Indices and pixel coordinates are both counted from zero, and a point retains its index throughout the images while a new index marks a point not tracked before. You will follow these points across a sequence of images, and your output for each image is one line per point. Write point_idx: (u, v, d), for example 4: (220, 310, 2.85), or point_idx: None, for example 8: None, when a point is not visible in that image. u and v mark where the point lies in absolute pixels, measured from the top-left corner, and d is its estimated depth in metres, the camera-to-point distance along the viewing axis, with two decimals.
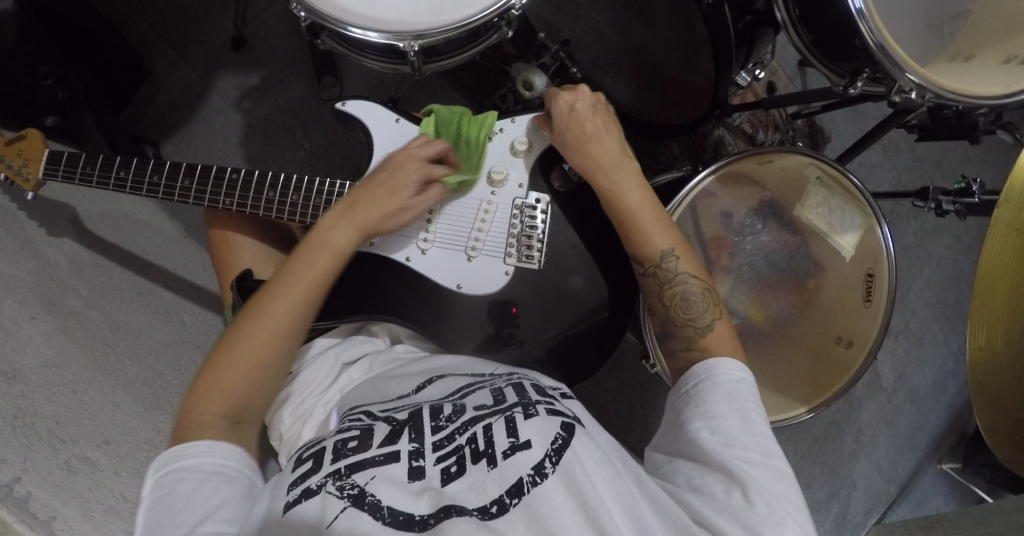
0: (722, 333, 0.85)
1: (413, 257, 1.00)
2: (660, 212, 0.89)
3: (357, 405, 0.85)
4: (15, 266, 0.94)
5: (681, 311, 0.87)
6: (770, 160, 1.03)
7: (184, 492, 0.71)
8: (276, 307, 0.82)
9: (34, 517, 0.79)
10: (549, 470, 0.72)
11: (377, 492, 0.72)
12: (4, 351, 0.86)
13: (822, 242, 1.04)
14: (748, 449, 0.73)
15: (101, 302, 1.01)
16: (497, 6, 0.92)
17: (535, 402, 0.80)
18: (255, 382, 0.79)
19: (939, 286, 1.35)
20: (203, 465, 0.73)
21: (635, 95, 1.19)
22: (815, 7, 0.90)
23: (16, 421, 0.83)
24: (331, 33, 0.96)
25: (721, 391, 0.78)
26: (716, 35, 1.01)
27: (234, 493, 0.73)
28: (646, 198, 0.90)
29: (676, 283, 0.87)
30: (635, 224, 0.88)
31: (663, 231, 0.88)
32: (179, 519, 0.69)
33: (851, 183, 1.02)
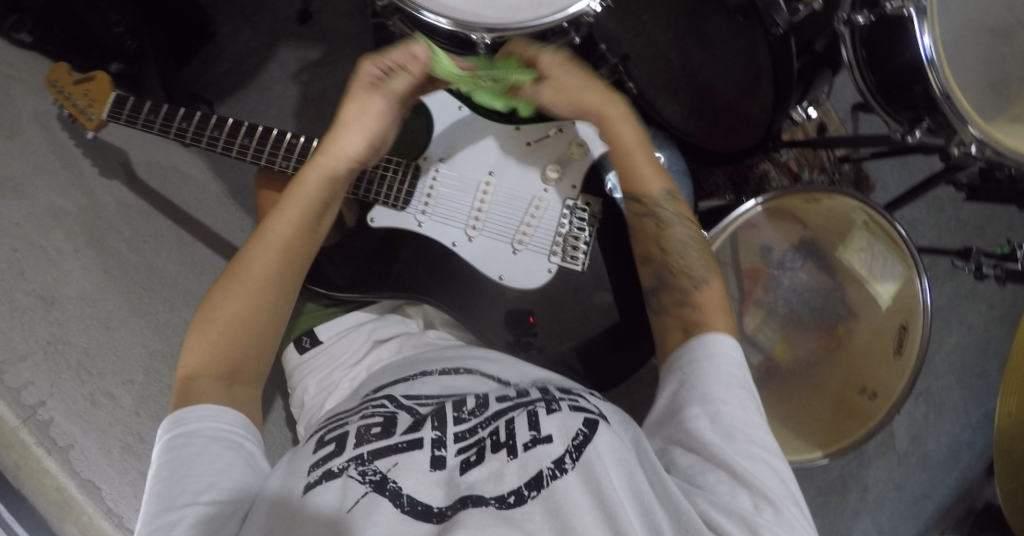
0: (715, 291, 0.85)
1: (458, 243, 1.00)
2: (649, 154, 0.91)
3: (380, 388, 0.86)
4: (65, 198, 0.97)
5: (677, 256, 0.88)
6: (817, 200, 1.03)
7: (187, 456, 0.71)
8: (248, 264, 0.81)
9: (53, 442, 0.80)
10: (569, 466, 0.72)
11: (399, 480, 0.73)
12: (45, 279, 0.89)
13: (859, 287, 1.03)
14: (754, 446, 0.73)
15: (142, 246, 1.02)
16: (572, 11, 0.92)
17: (558, 399, 0.81)
18: (244, 340, 0.80)
19: (966, 353, 1.34)
20: (206, 431, 0.74)
21: (686, 117, 1.23)
22: (882, 53, 0.91)
23: (49, 347, 0.85)
24: (404, 16, 0.97)
25: (718, 378, 0.76)
26: (779, 68, 1.00)
27: (237, 460, 0.74)
28: (638, 136, 0.90)
29: (668, 223, 0.89)
30: (629, 166, 0.90)
31: (656, 174, 0.90)
32: (183, 485, 0.70)
33: (895, 228, 1.01)
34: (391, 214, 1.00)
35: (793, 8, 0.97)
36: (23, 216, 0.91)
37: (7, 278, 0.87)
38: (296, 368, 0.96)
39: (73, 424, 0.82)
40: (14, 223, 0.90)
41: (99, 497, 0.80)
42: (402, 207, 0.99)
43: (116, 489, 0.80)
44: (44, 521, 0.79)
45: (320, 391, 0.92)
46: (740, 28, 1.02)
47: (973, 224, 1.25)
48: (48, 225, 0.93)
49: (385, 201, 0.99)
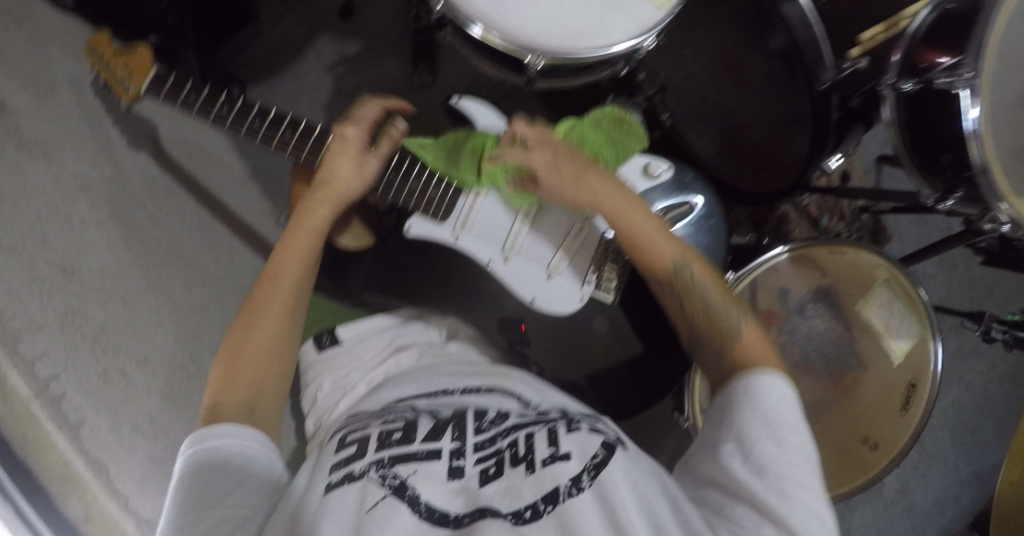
0: (750, 338, 0.80)
1: (493, 262, 1.00)
2: (662, 226, 0.87)
3: (402, 397, 0.88)
4: (93, 166, 0.95)
5: (708, 322, 0.83)
6: (841, 252, 1.05)
7: (208, 470, 0.74)
8: (250, 323, 0.82)
9: (64, 417, 0.78)
10: (586, 485, 0.72)
11: (417, 487, 0.74)
12: (68, 251, 0.87)
13: (874, 340, 1.05)
14: (782, 478, 0.69)
15: (165, 223, 1.01)
16: (637, 40, 0.92)
17: (579, 419, 0.82)
18: (266, 380, 0.81)
19: (966, 412, 1.34)
20: (226, 446, 0.75)
21: (715, 153, 1.24)
22: (936, 120, 0.92)
23: (66, 318, 0.83)
24: (456, 29, 0.97)
25: (759, 411, 0.73)
26: (819, 117, 1.02)
27: (253, 473, 0.76)
28: (648, 216, 0.87)
29: (694, 294, 0.84)
30: (642, 243, 0.86)
31: (671, 242, 0.86)
32: (202, 495, 0.72)
33: (918, 294, 1.02)
34: (427, 224, 0.99)
35: (839, 65, 0.98)
36: (49, 183, 0.89)
37: (30, 245, 0.83)
38: (317, 367, 0.99)
39: (86, 401, 0.80)
40: (39, 188, 0.87)
41: (107, 479, 0.78)
42: (441, 219, 0.99)
43: (122, 472, 0.80)
44: (48, 497, 0.78)
45: (336, 389, 0.96)
46: (778, 73, 1.04)
47: (988, 284, 1.26)
48: (75, 195, 0.91)
49: (423, 211, 0.98)
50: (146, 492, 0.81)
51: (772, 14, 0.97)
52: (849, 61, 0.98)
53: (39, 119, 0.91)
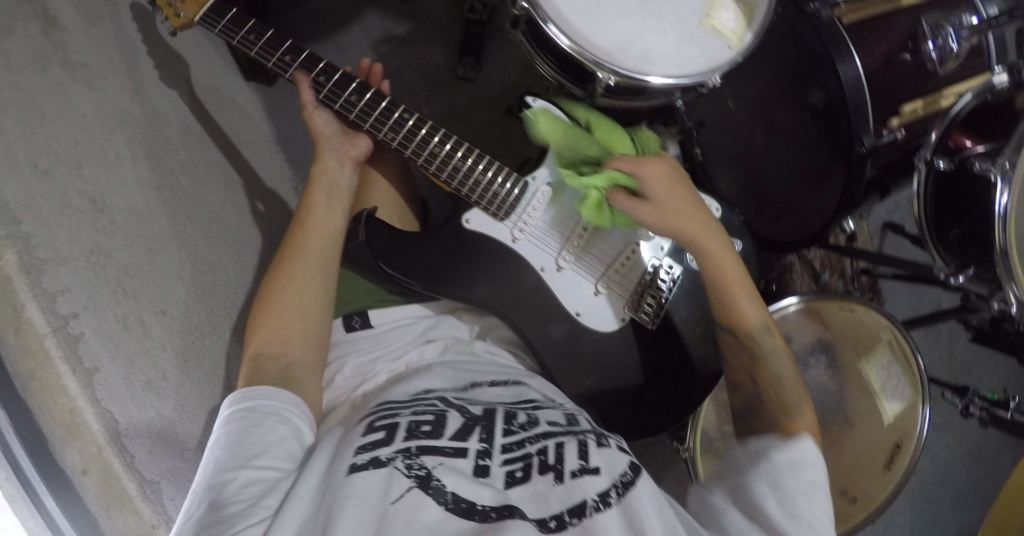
0: (807, 418, 0.83)
1: (546, 269, 0.99)
2: (752, 292, 0.89)
3: (429, 387, 0.88)
4: (132, 100, 0.92)
5: (775, 392, 0.86)
6: (850, 309, 1.11)
7: (245, 427, 0.76)
8: (288, 285, 0.89)
9: (80, 362, 0.73)
10: (613, 501, 0.72)
11: (443, 479, 0.72)
12: (99, 181, 0.82)
13: (868, 399, 1.09)
14: (814, 531, 0.71)
15: (193, 171, 1.00)
16: (675, 81, 0.95)
17: (608, 437, 0.83)
18: (303, 334, 0.88)
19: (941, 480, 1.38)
20: (263, 407, 0.79)
21: (738, 193, 1.31)
22: (970, 194, 0.96)
23: (91, 256, 0.78)
24: (529, 29, 0.99)
25: (794, 464, 0.76)
26: (852, 181, 1.09)
27: (289, 435, 0.78)
28: (741, 275, 0.90)
29: (768, 359, 0.87)
30: (732, 303, 0.89)
31: (757, 311, 0.89)
32: (237, 451, 0.74)
33: (915, 358, 1.07)
34: (487, 220, 1.00)
35: (878, 132, 1.06)
36: (90, 110, 0.85)
37: (63, 171, 0.79)
38: (339, 345, 0.99)
39: (102, 346, 0.76)
40: (78, 113, 0.83)
41: (116, 434, 0.74)
42: (501, 218, 0.99)
43: (131, 425, 0.76)
44: (46, 444, 0.73)
45: (360, 371, 0.95)
46: (808, 126, 1.13)
47: (964, 358, 1.33)
48: (111, 126, 0.87)
49: (484, 207, 0.99)
50: (150, 454, 0.77)
51: (824, 70, 1.05)
52: (888, 130, 1.05)
53: (85, 43, 0.88)
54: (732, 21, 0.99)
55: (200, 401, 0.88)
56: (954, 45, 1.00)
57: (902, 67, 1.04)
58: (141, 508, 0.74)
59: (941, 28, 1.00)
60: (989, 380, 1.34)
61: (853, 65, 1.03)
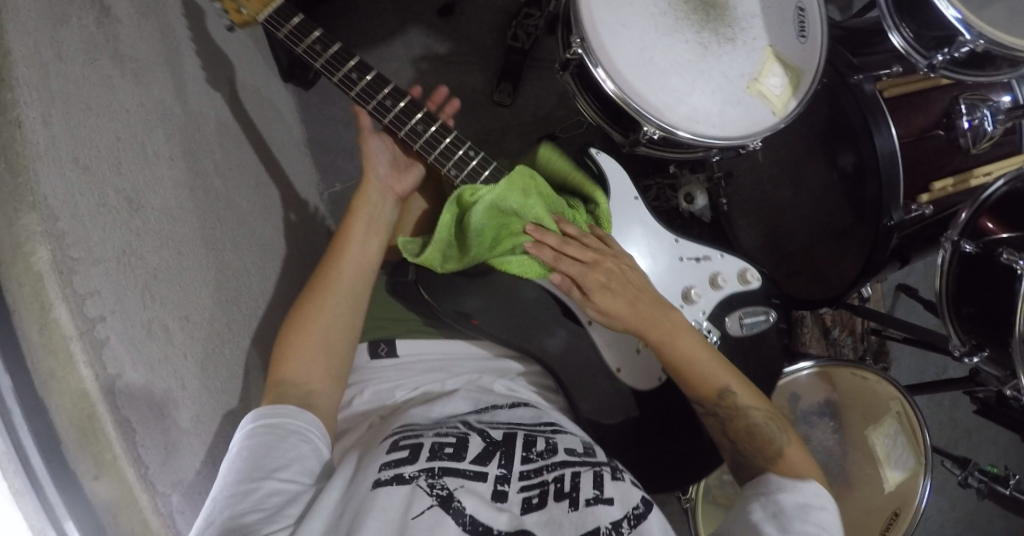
0: (800, 459, 0.83)
1: (592, 321, 1.02)
2: (710, 351, 0.90)
3: (453, 415, 0.89)
4: (176, 97, 0.91)
5: (750, 440, 0.85)
6: (863, 377, 1.12)
7: (270, 442, 0.78)
8: (321, 312, 0.91)
9: (104, 366, 0.72)
10: (624, 531, 0.73)
11: (463, 501, 0.74)
12: (137, 180, 0.82)
13: (872, 466, 1.10)
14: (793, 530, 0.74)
15: (226, 174, 0.99)
16: (711, 141, 0.96)
17: (621, 470, 0.83)
18: (325, 361, 0.90)
19: None
20: (288, 424, 0.80)
21: (759, 248, 1.32)
22: (997, 279, 0.97)
23: (123, 257, 0.77)
24: (575, 69, 1.00)
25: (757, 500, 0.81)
26: (876, 250, 1.09)
27: (309, 454, 0.80)
28: (701, 345, 0.90)
29: (745, 416, 0.86)
30: (682, 363, 0.89)
31: (721, 370, 0.89)
32: (261, 463, 0.76)
33: (922, 431, 1.08)
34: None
35: (907, 208, 1.07)
36: (134, 105, 0.83)
37: (104, 167, 0.77)
38: (362, 370, 1.02)
39: (126, 351, 0.75)
40: (123, 108, 0.81)
41: (132, 443, 0.73)
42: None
43: (147, 435, 0.76)
44: None
45: (375, 398, 0.99)
46: (835, 187, 1.13)
47: (963, 426, 1.35)
48: (153, 123, 0.86)
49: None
50: (163, 465, 0.77)
51: (857, 134, 1.06)
52: (917, 206, 1.07)
53: (137, 35, 0.86)
54: (778, 87, 1.01)
55: (213, 409, 0.87)
56: (989, 128, 1.02)
57: (934, 142, 1.06)
58: (151, 520, 0.73)
59: (977, 108, 1.03)
60: (988, 451, 1.35)
61: (888, 135, 1.04)
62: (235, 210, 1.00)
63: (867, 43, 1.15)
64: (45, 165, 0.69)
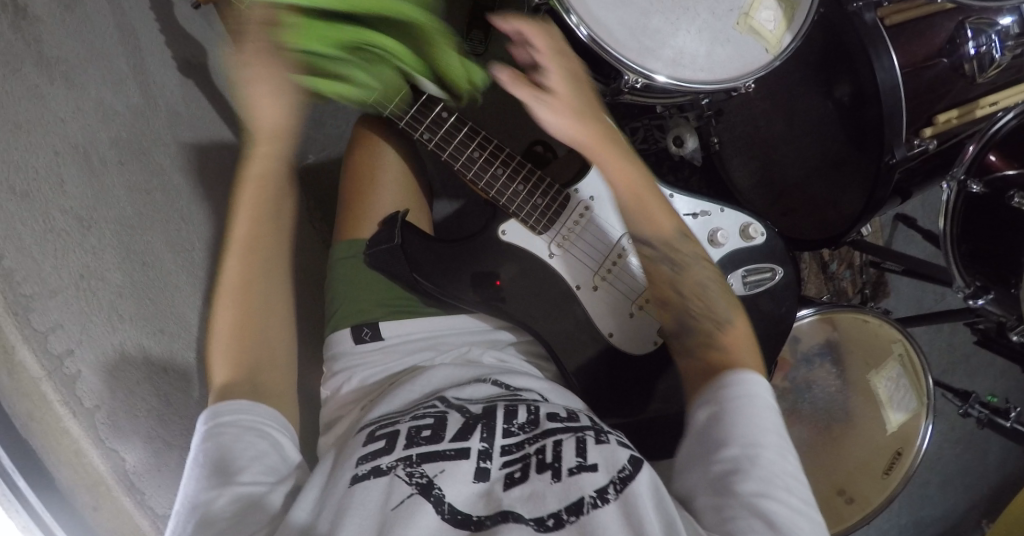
0: (740, 332, 0.81)
1: (582, 287, 1.03)
2: (646, 179, 0.84)
3: (433, 393, 0.89)
4: (117, 93, 0.85)
5: (697, 298, 0.83)
6: (864, 320, 1.09)
7: (223, 443, 0.75)
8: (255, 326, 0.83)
9: (80, 403, 0.70)
10: (611, 497, 0.72)
11: (443, 488, 0.74)
12: (85, 196, 0.77)
13: (873, 408, 1.10)
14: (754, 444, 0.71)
15: (187, 166, 0.94)
16: (696, 86, 0.89)
17: (608, 431, 0.81)
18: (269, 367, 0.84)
19: (936, 467, 1.41)
20: (239, 421, 0.77)
21: (754, 185, 1.24)
22: (1007, 221, 0.95)
23: (82, 283, 0.74)
24: (552, 18, 0.92)
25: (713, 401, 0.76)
26: (879, 187, 1.04)
27: (269, 448, 0.77)
28: (639, 171, 0.84)
29: (689, 271, 0.84)
30: (640, 203, 0.83)
31: (658, 210, 0.84)
32: (218, 471, 0.73)
33: (925, 373, 1.09)
34: (524, 233, 1.03)
35: (910, 142, 1.02)
36: (71, 113, 0.78)
37: (45, 190, 0.73)
38: (350, 351, 1.00)
39: (100, 380, 0.73)
40: (58, 118, 0.76)
41: (122, 472, 0.72)
42: (540, 232, 1.03)
43: (137, 461, 0.74)
44: None
45: (364, 384, 0.97)
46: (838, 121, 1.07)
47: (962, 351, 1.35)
48: (96, 127, 0.80)
49: (523, 218, 1.03)
50: (158, 487, 0.76)
51: (858, 64, 1.00)
52: (919, 140, 1.01)
53: (62, 34, 0.80)
54: (771, 21, 0.92)
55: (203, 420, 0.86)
56: (998, 54, 0.95)
57: (937, 70, 0.99)
58: None
59: (982, 31, 0.96)
60: (990, 373, 1.35)
61: (889, 66, 0.97)
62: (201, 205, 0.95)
63: None
64: None
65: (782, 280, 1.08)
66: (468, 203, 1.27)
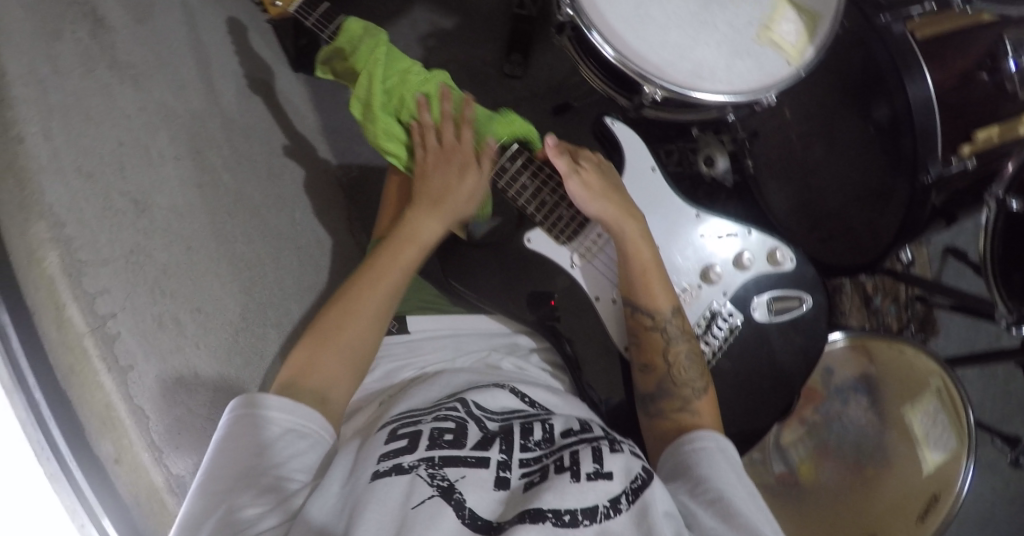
0: (707, 405, 0.88)
1: (602, 299, 1.02)
2: (665, 275, 0.94)
3: (454, 394, 0.89)
4: (179, 98, 0.97)
5: (682, 371, 0.90)
6: (897, 350, 1.07)
7: (265, 438, 0.77)
8: (347, 326, 0.89)
9: (115, 360, 0.76)
10: (624, 507, 0.72)
11: (464, 493, 0.73)
12: (141, 182, 0.86)
13: (909, 447, 1.03)
14: (739, 485, 0.76)
15: (235, 166, 1.05)
16: (721, 99, 0.90)
17: (620, 441, 0.81)
18: (348, 366, 0.87)
19: (996, 519, 1.32)
20: (280, 420, 0.79)
21: (790, 210, 1.25)
22: None
23: (131, 257, 0.82)
24: (574, 35, 0.95)
25: (699, 452, 0.80)
26: (912, 212, 1.03)
27: (308, 447, 0.79)
28: (657, 261, 0.94)
29: (673, 345, 0.91)
30: (645, 281, 0.92)
31: (667, 293, 0.93)
32: (260, 463, 0.76)
33: (965, 410, 1.00)
34: (548, 242, 1.03)
35: (947, 160, 0.99)
36: (135, 110, 0.88)
37: (108, 173, 0.82)
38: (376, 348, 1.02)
39: (135, 344, 0.79)
40: (124, 114, 0.86)
41: (146, 430, 0.78)
42: (563, 242, 1.03)
43: (160, 424, 0.80)
44: (84, 436, 0.77)
45: (388, 377, 0.98)
46: (871, 141, 1.06)
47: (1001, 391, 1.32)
48: (156, 125, 0.91)
49: (547, 227, 1.03)
50: (179, 451, 0.82)
51: (891, 87, 0.99)
52: (958, 159, 0.98)
53: (133, 44, 0.92)
54: (792, 34, 0.94)
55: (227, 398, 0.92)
56: None
57: (979, 87, 0.95)
58: (167, 499, 0.78)
59: None
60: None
61: (923, 83, 0.96)
62: (246, 203, 1.05)
63: None
64: (47, 174, 0.75)
65: (811, 310, 1.01)
66: None
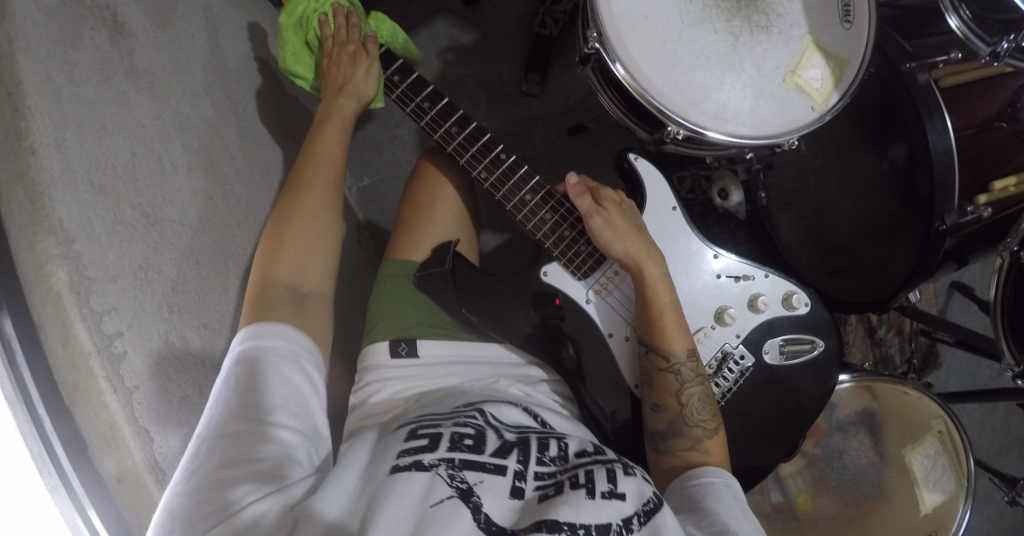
0: (718, 446, 0.88)
1: (615, 335, 1.02)
2: (681, 317, 0.93)
3: (474, 403, 0.89)
4: (195, 106, 0.95)
5: (694, 412, 0.90)
6: (903, 392, 1.06)
7: (264, 372, 0.80)
8: (302, 282, 0.92)
9: (121, 381, 0.75)
10: (636, 527, 0.71)
11: (482, 496, 0.71)
12: (153, 194, 0.84)
13: (908, 486, 1.05)
14: (746, 519, 0.76)
15: (247, 177, 1.03)
16: (742, 141, 0.90)
17: (632, 465, 0.80)
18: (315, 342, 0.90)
19: None
20: (279, 349, 0.82)
21: (800, 242, 1.24)
22: None
23: (139, 272, 0.80)
24: (598, 66, 0.94)
25: (707, 487, 0.80)
26: (925, 255, 1.02)
27: (304, 384, 0.83)
28: (673, 304, 0.93)
29: (686, 388, 0.91)
30: (658, 321, 0.92)
31: (682, 336, 0.92)
32: (259, 401, 0.78)
33: (966, 453, 1.03)
34: (563, 275, 1.04)
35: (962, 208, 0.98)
36: (151, 119, 0.86)
37: (121, 185, 0.80)
38: (382, 369, 1.00)
39: (142, 362, 0.78)
40: (139, 123, 0.84)
41: (149, 452, 0.76)
42: (579, 277, 1.04)
43: (163, 445, 0.79)
44: None
45: (394, 399, 0.98)
46: (885, 180, 1.05)
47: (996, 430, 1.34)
48: (171, 135, 0.89)
49: (564, 262, 1.04)
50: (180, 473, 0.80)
51: (909, 127, 0.98)
52: (973, 208, 0.98)
53: (153, 50, 0.90)
54: (818, 80, 0.93)
55: None
56: None
57: (997, 135, 0.97)
58: None
59: None
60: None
61: (942, 130, 0.95)
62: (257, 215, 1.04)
63: (924, 24, 1.05)
64: (59, 186, 0.72)
65: (823, 353, 1.01)
66: (511, 237, 1.32)
